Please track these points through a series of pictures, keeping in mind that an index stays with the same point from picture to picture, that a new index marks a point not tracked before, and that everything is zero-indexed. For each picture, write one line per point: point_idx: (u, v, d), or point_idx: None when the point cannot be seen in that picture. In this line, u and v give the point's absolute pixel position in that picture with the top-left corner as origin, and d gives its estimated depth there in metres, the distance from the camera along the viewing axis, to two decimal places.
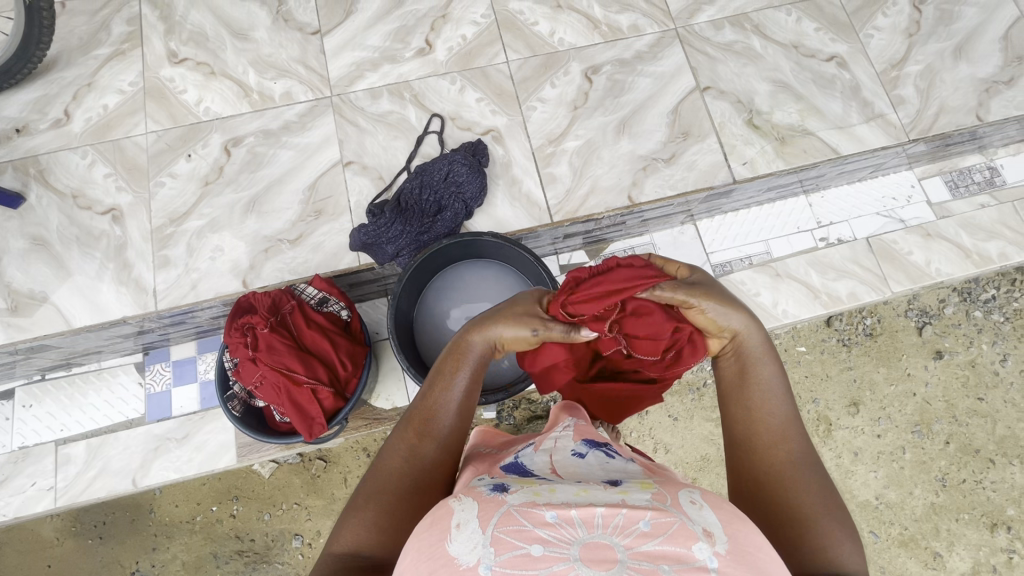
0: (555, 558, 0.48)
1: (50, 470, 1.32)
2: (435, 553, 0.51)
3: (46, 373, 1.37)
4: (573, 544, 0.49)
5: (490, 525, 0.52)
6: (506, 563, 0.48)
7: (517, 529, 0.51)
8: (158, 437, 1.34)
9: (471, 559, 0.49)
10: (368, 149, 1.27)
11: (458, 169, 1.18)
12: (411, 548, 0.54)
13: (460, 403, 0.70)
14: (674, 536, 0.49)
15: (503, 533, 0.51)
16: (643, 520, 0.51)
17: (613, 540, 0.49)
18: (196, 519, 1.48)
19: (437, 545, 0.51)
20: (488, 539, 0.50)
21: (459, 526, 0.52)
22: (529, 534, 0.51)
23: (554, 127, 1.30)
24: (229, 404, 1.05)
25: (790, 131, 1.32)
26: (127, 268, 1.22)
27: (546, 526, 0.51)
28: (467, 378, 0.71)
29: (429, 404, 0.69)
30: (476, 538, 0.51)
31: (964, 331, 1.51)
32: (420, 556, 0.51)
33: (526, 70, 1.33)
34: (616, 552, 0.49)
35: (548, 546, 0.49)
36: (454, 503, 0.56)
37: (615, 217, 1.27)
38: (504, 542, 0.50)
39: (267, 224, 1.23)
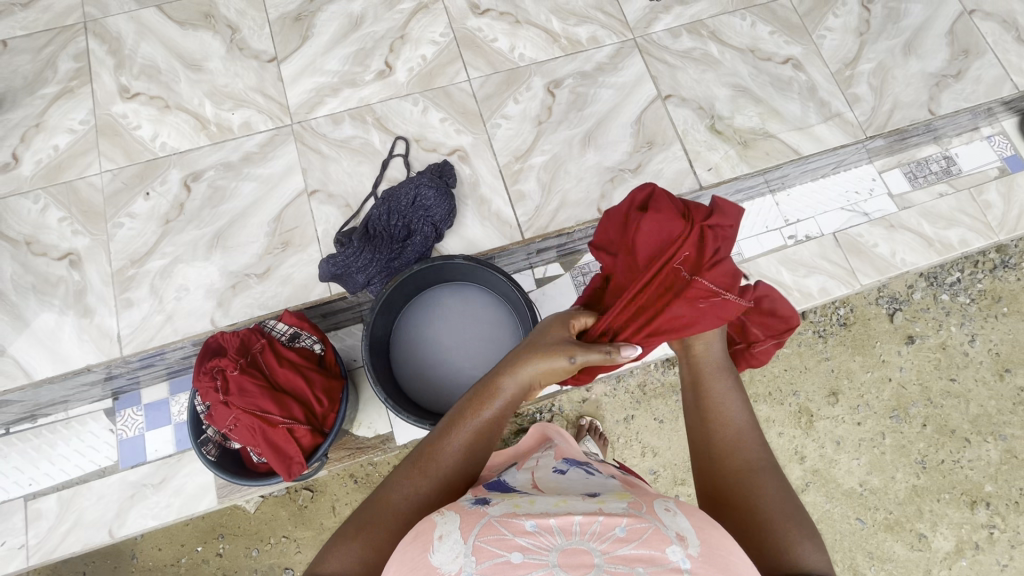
0: (534, 565, 0.48)
1: (21, 527, 1.27)
2: (416, 566, 0.50)
3: (10, 427, 1.32)
4: (552, 551, 0.49)
5: (471, 534, 0.52)
6: (487, 570, 0.48)
7: (498, 536, 0.51)
8: (133, 484, 1.30)
9: (453, 567, 0.49)
10: (333, 176, 1.25)
11: (425, 192, 1.17)
12: (394, 562, 0.53)
13: (469, 447, 0.64)
14: (649, 540, 0.49)
15: (484, 543, 0.50)
16: (619, 526, 0.51)
17: (589, 545, 0.49)
18: (181, 561, 1.47)
19: (418, 557, 0.51)
20: (470, 548, 0.50)
21: (441, 537, 0.52)
22: (508, 541, 0.50)
23: (519, 143, 1.30)
24: (202, 448, 1.02)
25: (751, 134, 1.34)
26: (88, 315, 1.18)
27: (525, 534, 0.51)
28: (479, 432, 0.65)
29: (444, 442, 0.64)
30: (458, 547, 0.51)
31: (933, 315, 1.56)
32: (403, 567, 0.51)
33: (489, 87, 1.33)
34: (593, 557, 0.48)
35: (527, 552, 0.49)
36: (437, 515, 0.55)
37: (587, 238, 1.30)
38: (484, 550, 0.50)
39: (233, 259, 1.20)
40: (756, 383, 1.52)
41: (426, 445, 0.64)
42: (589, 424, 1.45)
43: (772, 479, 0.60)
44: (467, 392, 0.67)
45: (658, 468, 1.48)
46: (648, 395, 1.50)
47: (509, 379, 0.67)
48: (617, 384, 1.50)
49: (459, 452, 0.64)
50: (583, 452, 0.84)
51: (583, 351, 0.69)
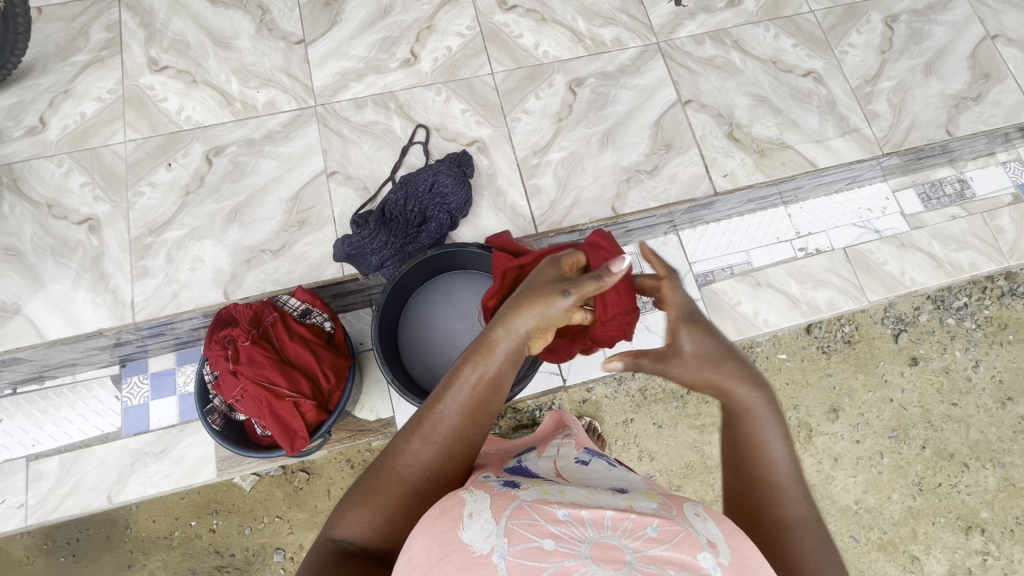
0: (566, 554, 0.49)
1: (21, 486, 1.28)
2: (446, 540, 0.51)
3: (17, 387, 1.33)
4: (584, 542, 0.50)
5: (503, 517, 0.53)
6: (520, 554, 0.49)
7: (531, 523, 0.52)
8: (135, 451, 1.31)
9: (485, 546, 0.49)
10: (353, 159, 1.26)
11: (443, 179, 1.18)
12: (418, 534, 0.53)
13: (466, 411, 0.62)
14: (681, 544, 0.50)
15: (516, 526, 0.52)
16: (650, 527, 0.52)
17: (622, 542, 0.50)
18: (174, 535, 1.59)
19: (448, 533, 0.51)
20: (502, 530, 0.51)
21: (472, 515, 0.53)
22: (540, 529, 0.51)
23: (538, 139, 1.31)
24: (207, 418, 1.03)
25: (769, 143, 1.35)
26: (103, 279, 1.19)
27: (558, 523, 0.52)
28: (476, 395, 0.62)
29: (443, 406, 0.62)
30: (490, 527, 0.51)
31: (937, 338, 1.56)
32: (432, 539, 0.51)
33: (511, 81, 1.35)
34: (626, 554, 0.49)
35: (559, 541, 0.50)
36: (466, 494, 0.57)
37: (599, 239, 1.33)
38: (517, 533, 0.51)
39: (250, 234, 1.21)
40: None
41: (421, 412, 0.62)
42: (588, 425, 1.44)
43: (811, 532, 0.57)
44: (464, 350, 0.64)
45: (653, 473, 1.49)
46: (648, 400, 1.51)
47: (506, 334, 0.64)
48: (619, 387, 1.50)
49: (462, 419, 0.62)
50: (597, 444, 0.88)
51: (576, 285, 0.67)
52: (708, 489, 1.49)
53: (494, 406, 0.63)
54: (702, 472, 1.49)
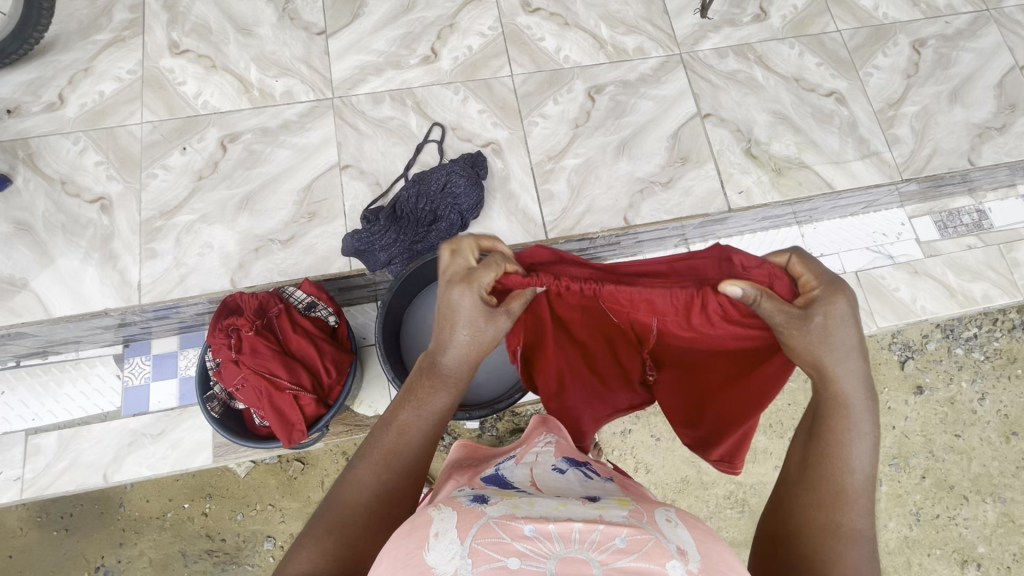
0: (530, 572, 0.48)
1: (19, 459, 1.29)
2: (411, 562, 0.50)
3: (21, 360, 1.33)
4: (549, 558, 0.49)
5: (467, 536, 0.52)
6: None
7: (495, 541, 0.51)
8: (133, 432, 1.31)
9: (447, 570, 0.48)
10: (367, 154, 1.26)
11: (455, 180, 1.18)
12: (385, 555, 0.53)
13: (418, 433, 0.65)
14: (649, 553, 0.49)
15: (480, 545, 0.50)
16: (619, 537, 0.51)
17: (589, 555, 0.49)
18: (166, 516, 1.66)
19: (413, 555, 0.51)
20: (466, 551, 0.50)
21: (437, 535, 0.52)
22: (505, 547, 0.50)
23: (554, 144, 1.30)
24: (207, 404, 1.03)
25: (786, 162, 1.33)
26: (112, 260, 1.19)
27: (523, 539, 0.51)
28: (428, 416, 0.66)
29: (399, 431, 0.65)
30: (454, 548, 0.50)
31: (945, 367, 1.54)
32: (397, 561, 0.51)
33: (530, 85, 1.34)
34: (592, 567, 0.48)
35: (525, 559, 0.49)
36: (433, 512, 0.56)
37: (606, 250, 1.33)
38: (481, 553, 0.50)
39: (260, 222, 1.20)
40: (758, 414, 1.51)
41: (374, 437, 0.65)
42: None
43: (858, 540, 0.58)
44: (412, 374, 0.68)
45: (649, 485, 1.47)
46: (648, 412, 1.50)
47: (451, 350, 0.66)
48: None
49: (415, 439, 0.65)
50: (581, 451, 0.84)
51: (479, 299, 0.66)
52: (703, 505, 1.47)
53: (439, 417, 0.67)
54: (698, 488, 1.47)
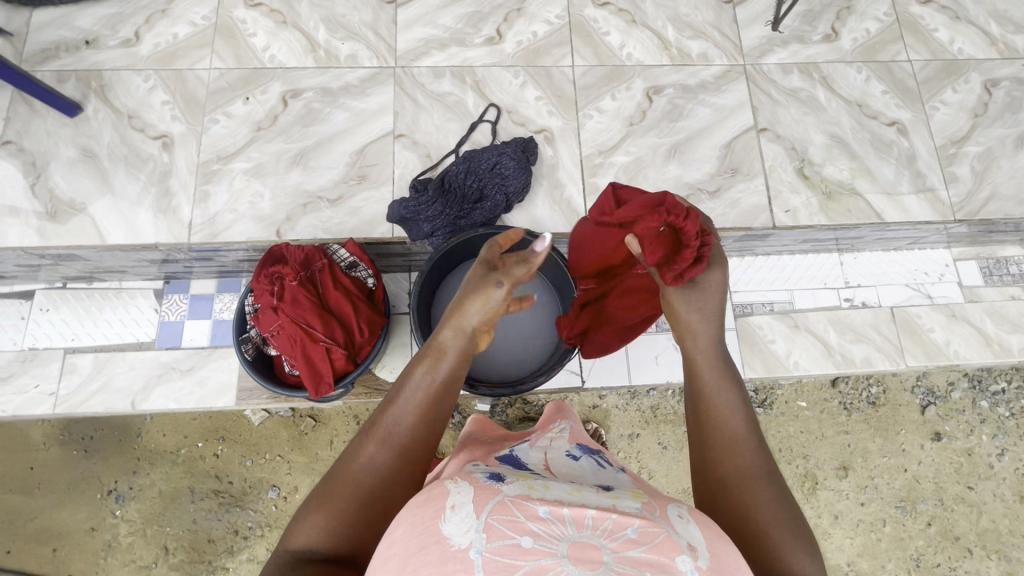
0: (543, 552, 0.47)
1: (55, 376, 1.34)
2: (425, 532, 0.49)
3: (68, 282, 1.39)
4: (562, 541, 0.48)
5: (482, 511, 0.51)
6: (496, 551, 0.47)
7: (511, 518, 0.50)
8: (163, 365, 1.36)
9: (462, 541, 0.47)
10: (421, 126, 1.28)
11: (506, 162, 1.19)
12: (401, 521, 0.52)
13: (423, 412, 0.65)
14: (660, 545, 0.49)
15: (495, 521, 0.49)
16: (632, 527, 0.50)
17: (601, 542, 0.48)
18: (180, 452, 1.74)
19: (428, 524, 0.50)
20: (481, 525, 0.49)
21: (454, 507, 0.50)
22: (519, 525, 0.49)
23: (606, 139, 1.30)
24: (241, 346, 1.06)
25: (838, 187, 1.32)
26: (167, 196, 1.23)
27: (538, 520, 0.50)
28: (428, 393, 0.65)
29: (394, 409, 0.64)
30: (469, 521, 0.49)
31: (966, 418, 1.51)
32: (411, 530, 0.50)
33: (590, 77, 1.34)
34: (604, 554, 0.47)
35: (538, 539, 0.48)
36: (450, 485, 0.55)
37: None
38: (496, 530, 0.48)
39: (311, 179, 1.23)
40: (770, 437, 1.50)
41: (376, 419, 0.63)
42: (594, 430, 1.40)
43: (764, 482, 0.63)
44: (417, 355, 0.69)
45: None
46: (658, 419, 1.50)
47: (461, 327, 0.70)
48: (631, 401, 1.50)
49: (414, 419, 0.64)
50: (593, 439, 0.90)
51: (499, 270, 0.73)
52: None
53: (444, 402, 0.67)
54: None
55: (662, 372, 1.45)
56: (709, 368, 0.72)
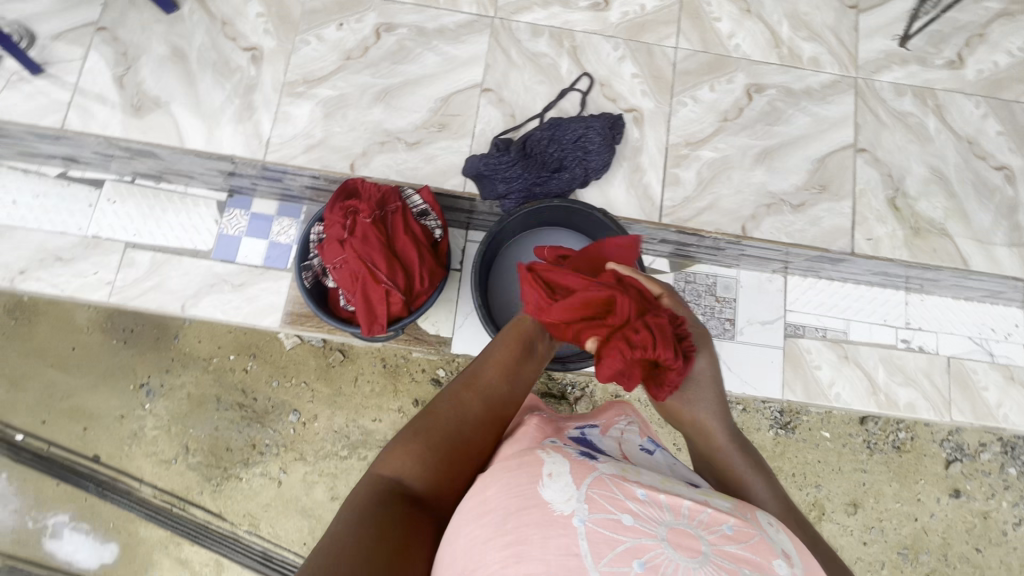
0: (643, 532, 0.50)
1: (113, 267, 1.37)
2: (526, 493, 0.53)
3: (136, 178, 1.41)
4: (661, 525, 0.51)
5: (582, 483, 0.54)
6: (599, 522, 0.50)
7: (610, 495, 0.53)
8: (215, 276, 1.38)
9: (565, 508, 0.51)
10: (510, 83, 1.24)
11: (592, 136, 1.15)
12: (498, 479, 0.56)
13: (503, 376, 0.76)
14: (754, 546, 0.51)
15: (597, 495, 0.53)
16: (726, 525, 0.53)
17: (698, 533, 0.51)
18: (212, 360, 1.78)
19: (529, 486, 0.54)
20: (583, 496, 0.52)
21: (553, 475, 0.54)
22: (620, 503, 0.53)
23: (696, 130, 1.24)
24: (302, 273, 1.07)
25: (928, 224, 1.25)
26: (249, 111, 1.22)
27: (636, 502, 0.53)
28: (513, 351, 0.81)
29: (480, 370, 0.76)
30: (570, 490, 0.53)
31: (990, 481, 1.48)
32: (511, 488, 0.54)
33: (692, 63, 1.28)
34: (701, 544, 0.50)
35: (637, 519, 0.51)
36: (544, 454, 0.59)
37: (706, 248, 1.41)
38: (597, 502, 0.52)
39: (392, 118, 1.21)
40: (786, 460, 1.47)
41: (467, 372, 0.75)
42: None
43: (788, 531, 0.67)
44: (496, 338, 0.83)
45: None
46: None
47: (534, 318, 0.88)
48: None
49: (495, 378, 0.75)
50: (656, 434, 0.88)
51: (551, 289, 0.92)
52: None
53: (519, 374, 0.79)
54: None
55: None
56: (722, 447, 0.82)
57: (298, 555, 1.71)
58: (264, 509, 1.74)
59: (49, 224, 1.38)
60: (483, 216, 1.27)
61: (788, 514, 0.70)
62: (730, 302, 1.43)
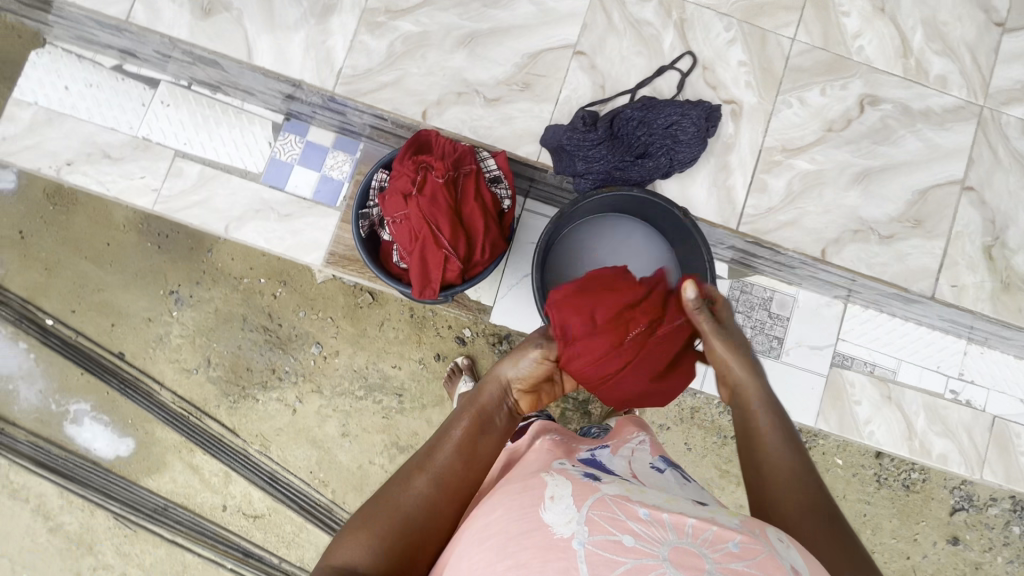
0: (644, 553, 0.47)
1: (161, 174, 1.33)
2: (527, 517, 0.51)
3: (192, 84, 1.34)
4: (663, 544, 0.47)
5: (584, 504, 0.51)
6: (598, 544, 0.47)
7: (610, 516, 0.50)
8: (263, 201, 1.34)
9: (565, 531, 0.49)
10: (606, 50, 1.13)
11: (685, 125, 1.06)
12: (503, 506, 0.55)
13: (460, 449, 0.74)
14: (764, 565, 0.46)
15: (596, 516, 0.50)
16: (733, 541, 0.48)
17: (703, 551, 0.47)
18: (243, 280, 1.78)
19: (530, 511, 0.52)
20: (582, 518, 0.49)
21: (554, 498, 0.52)
22: (620, 523, 0.49)
23: (796, 136, 1.14)
24: (359, 222, 1.02)
25: (1020, 281, 1.17)
26: (323, 33, 1.13)
27: (638, 521, 0.50)
28: (470, 430, 0.76)
29: (437, 443, 0.74)
30: (570, 512, 0.50)
31: (991, 535, 1.49)
32: (515, 515, 0.53)
33: (807, 60, 1.16)
34: (706, 563, 0.46)
35: (639, 540, 0.48)
36: (549, 477, 0.57)
37: (771, 261, 1.34)
38: (597, 524, 0.49)
39: (474, 68, 1.12)
40: None
41: (424, 450, 0.73)
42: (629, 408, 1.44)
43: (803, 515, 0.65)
44: (460, 404, 0.81)
45: None
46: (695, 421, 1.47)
47: (498, 380, 0.84)
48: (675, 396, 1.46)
49: (450, 453, 0.73)
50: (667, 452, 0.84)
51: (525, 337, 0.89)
52: None
53: (478, 447, 0.75)
54: None
55: None
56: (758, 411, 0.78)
57: (303, 481, 1.76)
58: (277, 432, 1.77)
59: (100, 118, 1.33)
60: (542, 184, 1.20)
61: (805, 496, 0.67)
62: (783, 320, 1.38)
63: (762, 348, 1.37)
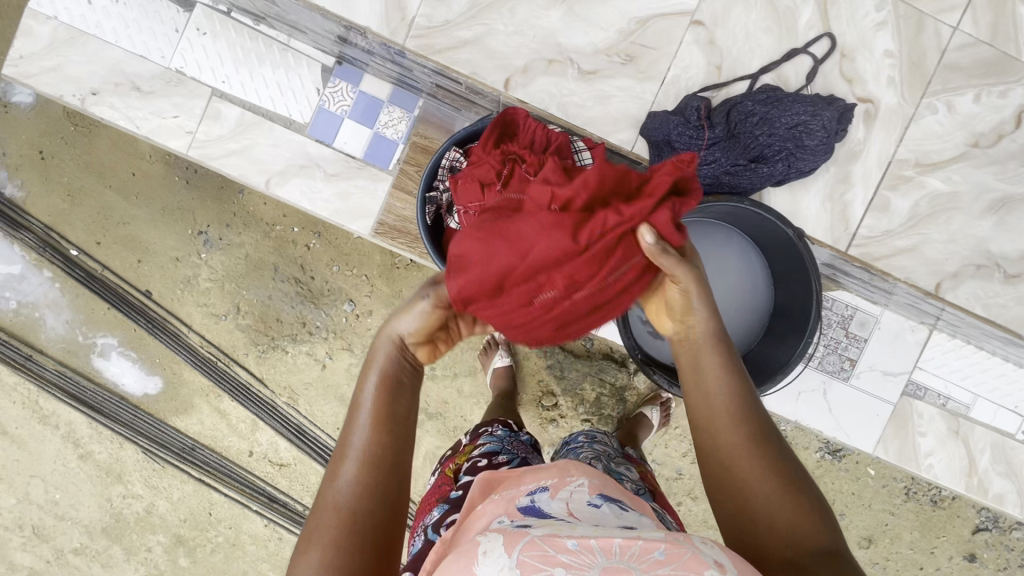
0: None
1: (197, 114, 1.19)
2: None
3: (233, 12, 1.17)
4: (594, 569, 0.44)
5: (514, 549, 0.47)
6: None
7: (544, 551, 0.46)
8: (308, 157, 1.20)
9: None
10: (729, 22, 0.95)
11: (813, 128, 0.89)
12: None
13: (378, 426, 0.62)
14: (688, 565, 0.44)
15: (528, 555, 0.46)
16: (657, 549, 0.46)
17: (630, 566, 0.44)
18: (275, 228, 1.64)
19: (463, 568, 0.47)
20: (514, 562, 0.45)
21: (484, 549, 0.48)
22: (552, 558, 0.45)
23: (933, 149, 0.98)
24: (424, 206, 0.91)
25: None
26: None
27: (569, 552, 0.45)
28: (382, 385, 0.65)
29: (346, 430, 0.62)
30: (502, 559, 0.46)
31: (1008, 555, 1.56)
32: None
33: (965, 57, 0.97)
34: None
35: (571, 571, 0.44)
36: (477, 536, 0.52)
37: (862, 279, 1.22)
38: (530, 565, 0.45)
39: (569, 31, 0.94)
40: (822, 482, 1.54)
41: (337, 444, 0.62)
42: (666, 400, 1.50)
43: (776, 496, 0.57)
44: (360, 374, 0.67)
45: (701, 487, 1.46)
46: None
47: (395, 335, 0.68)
48: None
49: (361, 432, 0.62)
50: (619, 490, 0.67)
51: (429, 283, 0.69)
52: None
53: (386, 418, 0.63)
54: None
55: (797, 409, 1.29)
56: (713, 360, 0.65)
57: (331, 436, 1.68)
58: (305, 387, 1.68)
59: (128, 43, 1.18)
60: None
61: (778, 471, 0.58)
62: (859, 342, 1.27)
63: (831, 369, 1.28)
